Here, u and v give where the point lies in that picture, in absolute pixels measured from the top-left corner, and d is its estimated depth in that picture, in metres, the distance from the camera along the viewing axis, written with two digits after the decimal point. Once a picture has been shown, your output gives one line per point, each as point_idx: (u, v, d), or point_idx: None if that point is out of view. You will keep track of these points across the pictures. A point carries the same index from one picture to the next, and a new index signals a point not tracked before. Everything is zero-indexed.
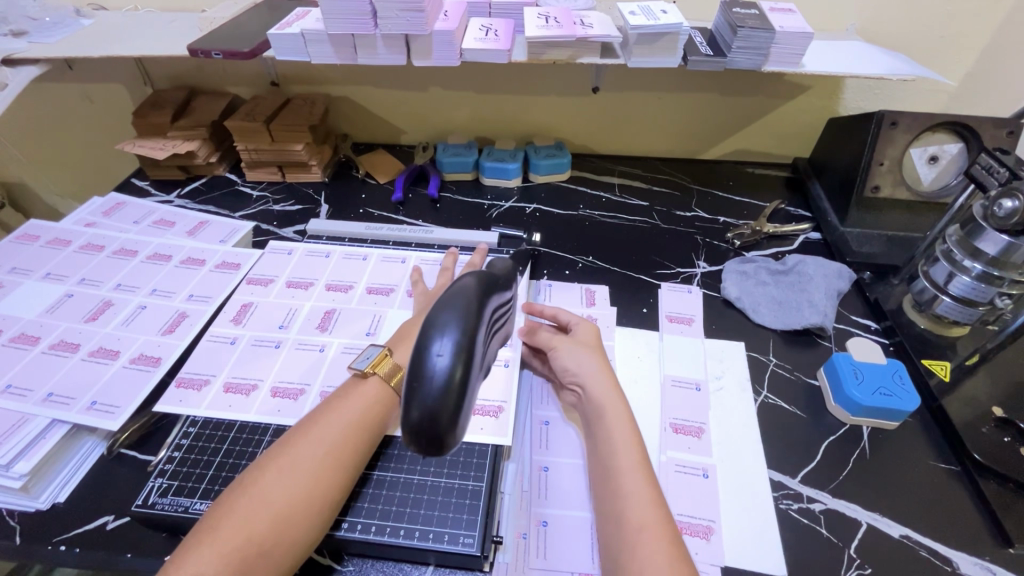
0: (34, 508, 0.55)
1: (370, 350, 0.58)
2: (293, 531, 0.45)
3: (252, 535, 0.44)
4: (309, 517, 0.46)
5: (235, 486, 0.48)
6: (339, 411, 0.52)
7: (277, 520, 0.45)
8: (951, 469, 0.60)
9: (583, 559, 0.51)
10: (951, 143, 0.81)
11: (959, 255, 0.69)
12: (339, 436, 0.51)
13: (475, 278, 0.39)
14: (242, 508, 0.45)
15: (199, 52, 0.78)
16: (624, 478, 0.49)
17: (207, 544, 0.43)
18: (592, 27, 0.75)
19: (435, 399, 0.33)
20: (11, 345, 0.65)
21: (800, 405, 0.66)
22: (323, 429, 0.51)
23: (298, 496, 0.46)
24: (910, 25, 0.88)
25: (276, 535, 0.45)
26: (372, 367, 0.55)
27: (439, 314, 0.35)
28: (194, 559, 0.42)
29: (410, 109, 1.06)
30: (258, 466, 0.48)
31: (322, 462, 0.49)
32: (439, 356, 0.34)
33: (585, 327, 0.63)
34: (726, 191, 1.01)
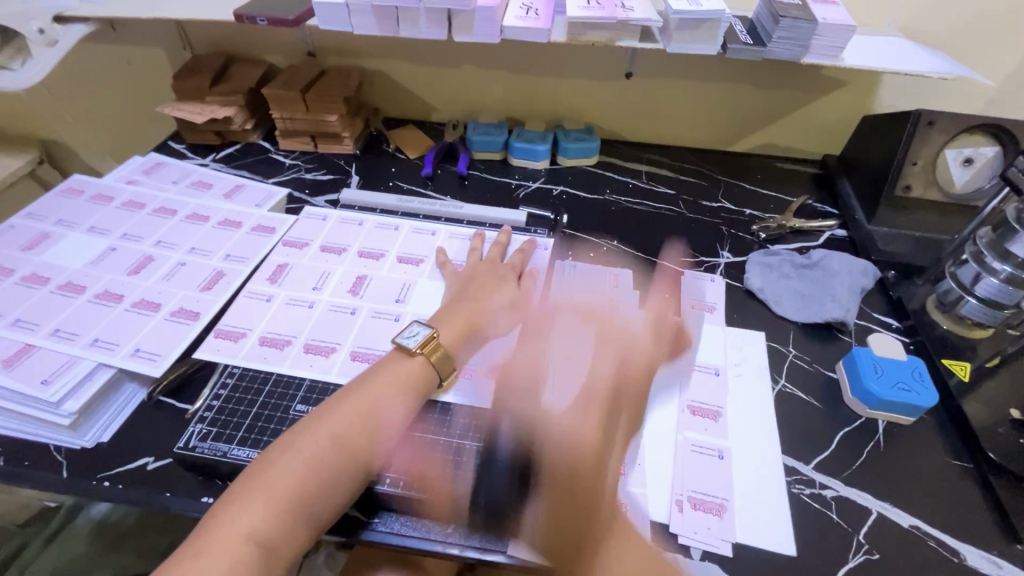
0: (79, 446, 0.58)
1: (414, 327, 0.61)
2: (337, 489, 0.49)
3: (301, 492, 0.47)
4: (350, 480, 0.49)
5: (280, 440, 0.49)
6: (380, 381, 0.55)
7: (324, 481, 0.48)
8: (964, 465, 0.61)
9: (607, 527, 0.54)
10: (987, 146, 0.80)
11: (989, 257, 0.72)
12: (383, 408, 0.53)
13: None
14: (288, 465, 0.47)
15: (244, 18, 0.79)
16: None
17: (257, 497, 0.45)
18: (633, 10, 0.75)
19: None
20: (58, 293, 0.68)
21: (817, 396, 0.67)
22: (366, 396, 0.53)
23: (344, 463, 0.49)
24: (953, 23, 0.87)
25: (323, 495, 0.48)
26: (419, 348, 0.58)
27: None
28: (248, 510, 0.45)
29: (442, 86, 1.07)
30: (304, 424, 0.51)
31: (367, 430, 0.51)
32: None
33: None
34: (754, 184, 1.01)
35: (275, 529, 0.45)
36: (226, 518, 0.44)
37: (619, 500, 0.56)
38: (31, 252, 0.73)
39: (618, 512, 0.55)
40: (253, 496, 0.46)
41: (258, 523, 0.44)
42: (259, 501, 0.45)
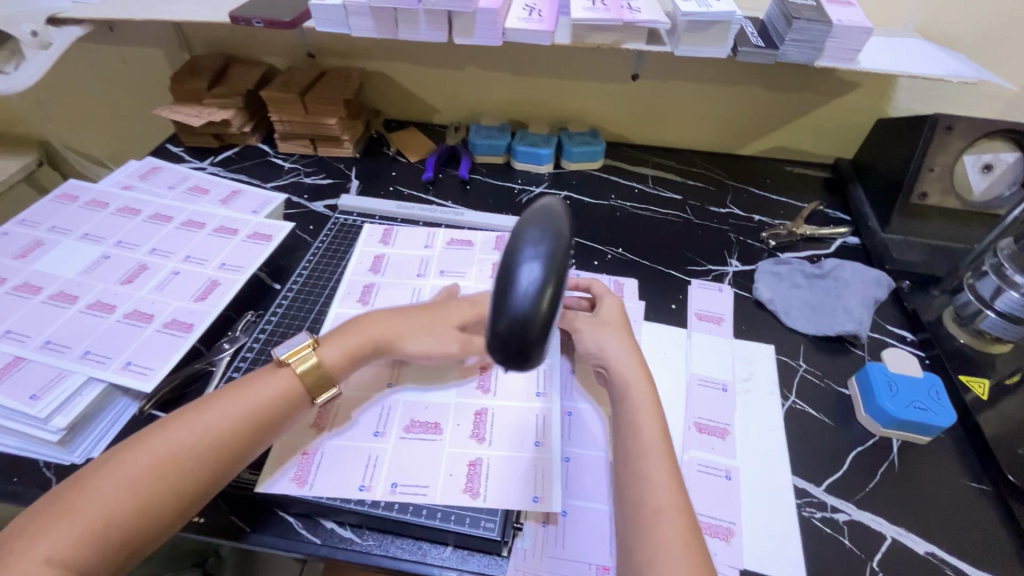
0: (69, 462, 0.57)
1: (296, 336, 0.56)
2: (158, 511, 0.44)
3: (111, 513, 0.43)
4: (175, 499, 0.45)
5: (100, 461, 0.46)
6: (237, 396, 0.50)
7: (151, 507, 0.44)
8: (983, 488, 0.59)
9: (437, 490, 0.52)
10: (1008, 151, 0.77)
11: (1010, 269, 0.68)
12: (232, 423, 0.49)
13: (558, 205, 0.40)
14: (89, 487, 0.43)
15: (240, 20, 0.77)
16: (645, 460, 0.49)
17: (61, 519, 0.42)
18: (639, 12, 0.73)
19: (526, 311, 0.35)
20: (50, 303, 0.67)
21: (828, 413, 0.65)
22: (213, 414, 0.49)
23: (161, 485, 0.45)
24: (973, 24, 0.84)
25: (124, 525, 0.43)
26: (288, 358, 0.54)
27: (524, 240, 0.36)
28: (46, 532, 0.41)
29: (444, 88, 1.05)
30: (128, 444, 0.46)
31: (208, 447, 0.47)
32: (528, 280, 0.35)
33: (611, 305, 0.63)
34: (763, 188, 0.99)
35: (81, 553, 0.41)
36: (28, 542, 0.41)
37: (471, 465, 0.54)
38: (22, 260, 0.71)
39: (449, 479, 0.53)
40: (42, 525, 0.41)
41: (62, 545, 0.41)
42: (62, 524, 0.42)
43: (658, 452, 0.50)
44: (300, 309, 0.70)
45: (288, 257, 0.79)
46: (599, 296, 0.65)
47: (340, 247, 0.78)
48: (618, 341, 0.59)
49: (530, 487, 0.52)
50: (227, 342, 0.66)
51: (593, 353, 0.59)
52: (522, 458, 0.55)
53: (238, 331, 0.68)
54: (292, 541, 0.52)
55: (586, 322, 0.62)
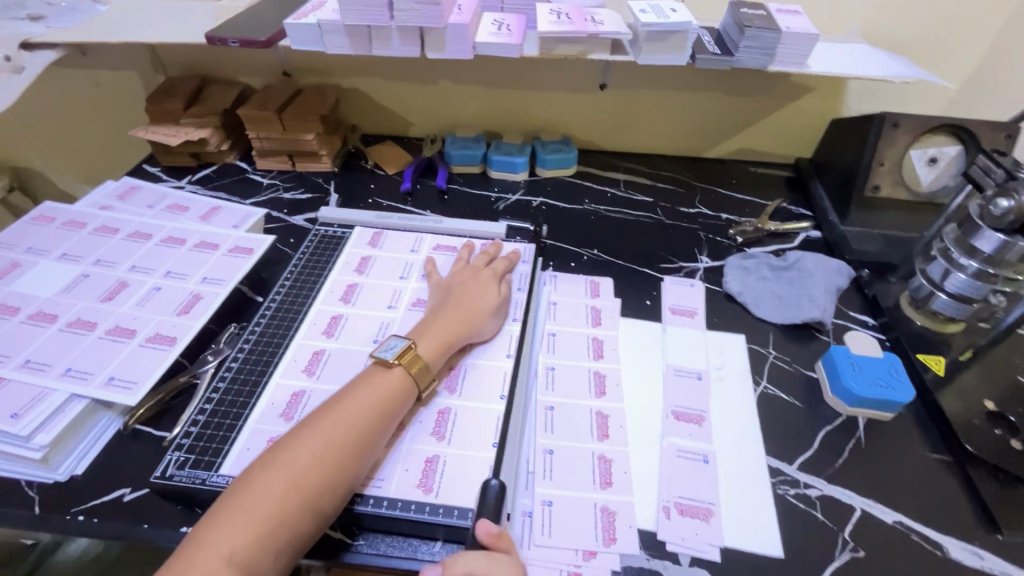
0: (52, 480, 0.57)
1: (392, 340, 0.59)
2: (317, 505, 0.47)
3: (279, 511, 0.46)
4: (332, 486, 0.48)
5: (255, 464, 0.49)
6: (362, 393, 0.54)
7: (311, 495, 0.47)
8: (944, 459, 0.62)
9: (392, 486, 0.53)
10: (950, 145, 0.82)
11: (956, 253, 0.72)
12: (363, 417, 0.52)
13: None
14: (253, 492, 0.46)
15: (216, 40, 0.80)
16: None
17: (233, 518, 0.45)
18: (603, 24, 0.77)
19: None
20: (29, 323, 0.66)
21: (798, 396, 0.68)
22: (348, 411, 0.52)
23: (314, 476, 0.48)
24: (910, 29, 0.91)
25: (300, 513, 0.47)
26: (396, 358, 0.57)
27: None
28: (217, 534, 0.44)
29: (420, 102, 1.08)
30: (278, 446, 0.50)
31: (346, 439, 0.51)
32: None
33: None
34: (730, 189, 1.03)
35: (255, 550, 0.44)
36: (204, 543, 0.43)
37: (429, 461, 0.55)
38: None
39: (402, 476, 0.54)
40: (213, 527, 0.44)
41: (236, 545, 0.43)
42: (236, 525, 0.44)
43: None
44: (285, 316, 0.70)
45: (270, 269, 0.80)
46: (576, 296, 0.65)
47: (322, 257, 0.78)
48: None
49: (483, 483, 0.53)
50: (211, 354, 0.67)
51: None
52: (479, 457, 0.55)
53: (222, 343, 0.69)
54: None
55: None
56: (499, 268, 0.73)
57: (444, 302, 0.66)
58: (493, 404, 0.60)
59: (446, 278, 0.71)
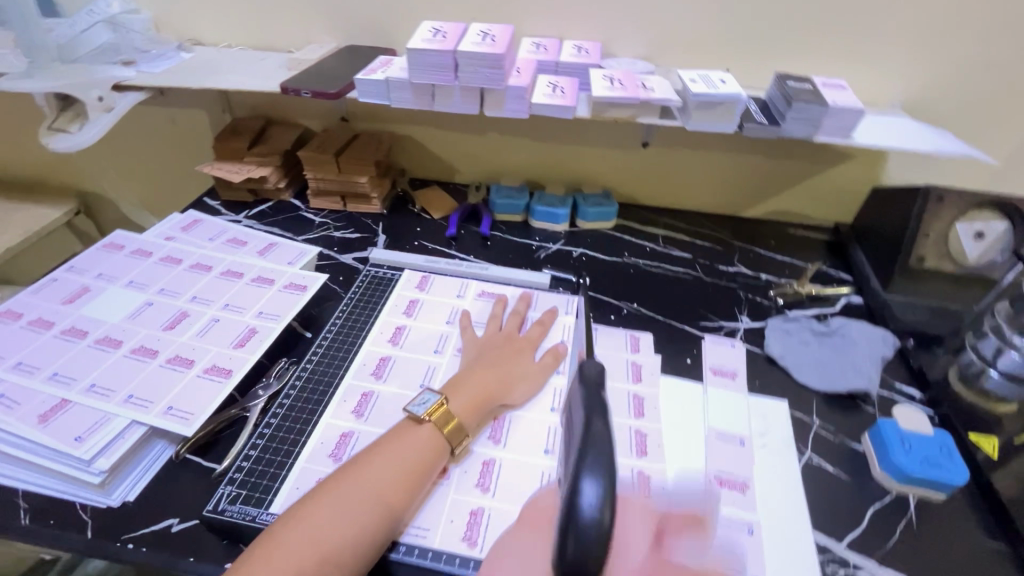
0: (106, 505, 0.58)
1: (425, 394, 0.61)
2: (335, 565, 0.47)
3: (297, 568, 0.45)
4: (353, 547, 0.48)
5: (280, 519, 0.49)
6: (388, 455, 0.54)
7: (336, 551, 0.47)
8: (1001, 547, 0.60)
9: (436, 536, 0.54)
10: (997, 221, 0.82)
11: (1008, 330, 0.74)
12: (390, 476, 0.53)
13: None
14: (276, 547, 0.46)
15: (290, 91, 0.86)
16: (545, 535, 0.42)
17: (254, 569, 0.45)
18: (653, 90, 0.80)
19: None
20: (95, 347, 0.70)
21: (844, 469, 0.67)
22: (377, 469, 0.53)
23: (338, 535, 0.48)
24: (951, 105, 0.93)
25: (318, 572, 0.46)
26: (428, 414, 0.58)
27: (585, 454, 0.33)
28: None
29: (468, 151, 1.12)
30: (307, 500, 0.50)
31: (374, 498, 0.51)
32: (588, 492, 0.30)
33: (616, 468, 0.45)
34: (769, 249, 1.04)
35: None
36: None
37: (472, 514, 0.55)
38: (70, 305, 0.75)
39: (450, 525, 0.54)
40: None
41: None
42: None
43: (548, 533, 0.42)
44: (336, 355, 0.73)
45: (320, 305, 0.83)
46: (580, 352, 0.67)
47: (373, 298, 0.82)
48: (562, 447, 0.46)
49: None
50: (262, 388, 0.69)
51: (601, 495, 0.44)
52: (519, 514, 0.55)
53: (273, 377, 0.71)
54: None
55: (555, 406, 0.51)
56: (534, 335, 0.73)
57: (480, 359, 0.67)
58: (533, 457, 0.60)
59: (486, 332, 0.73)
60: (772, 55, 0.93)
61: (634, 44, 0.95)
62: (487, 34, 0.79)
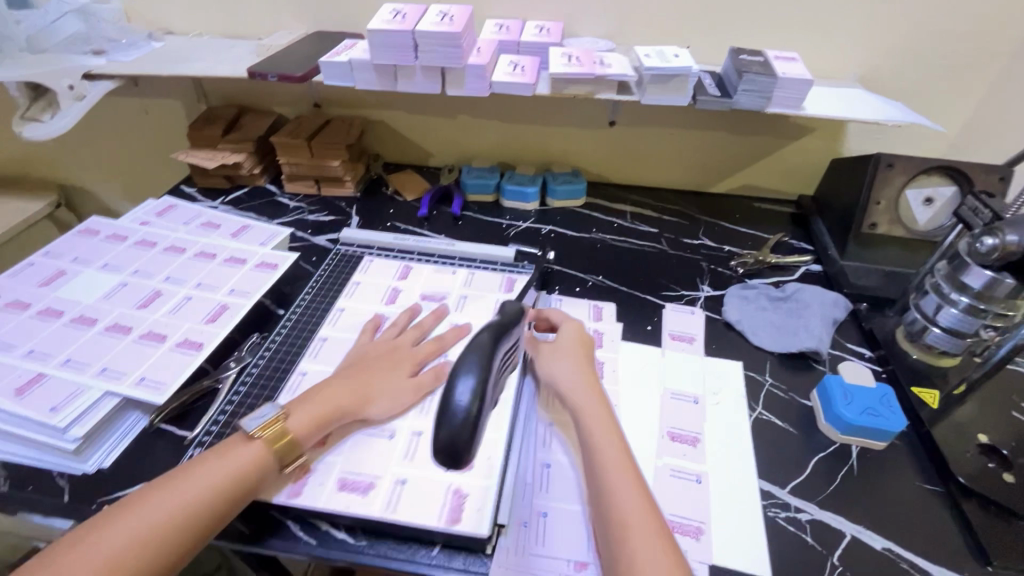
0: (81, 471, 0.61)
1: (263, 408, 0.57)
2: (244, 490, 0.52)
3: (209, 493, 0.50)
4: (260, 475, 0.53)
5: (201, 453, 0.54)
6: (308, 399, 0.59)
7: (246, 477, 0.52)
8: (936, 490, 0.63)
9: (374, 506, 0.55)
10: (945, 186, 0.85)
11: (947, 288, 0.74)
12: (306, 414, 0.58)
13: (488, 332, 0.51)
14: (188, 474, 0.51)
15: (257, 75, 0.88)
16: (607, 473, 0.54)
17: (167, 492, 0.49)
18: (610, 66, 0.83)
19: (460, 419, 0.43)
20: (71, 326, 0.72)
21: (792, 423, 0.70)
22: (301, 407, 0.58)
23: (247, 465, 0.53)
24: (905, 76, 0.96)
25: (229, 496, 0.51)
26: (259, 431, 0.55)
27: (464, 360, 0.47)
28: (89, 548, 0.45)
29: (440, 134, 1.14)
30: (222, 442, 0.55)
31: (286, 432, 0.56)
32: (462, 390, 0.44)
33: (571, 333, 0.69)
34: (734, 223, 1.07)
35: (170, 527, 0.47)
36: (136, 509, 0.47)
37: (453, 493, 0.56)
38: (46, 287, 0.78)
39: (391, 491, 0.57)
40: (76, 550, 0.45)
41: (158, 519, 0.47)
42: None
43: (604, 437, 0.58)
44: (305, 331, 0.76)
45: (292, 284, 0.86)
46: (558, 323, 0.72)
47: (341, 276, 0.85)
48: (577, 386, 0.63)
49: (481, 501, 0.56)
50: (233, 361, 0.72)
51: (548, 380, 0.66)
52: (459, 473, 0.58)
53: (244, 351, 0.74)
54: (291, 543, 0.56)
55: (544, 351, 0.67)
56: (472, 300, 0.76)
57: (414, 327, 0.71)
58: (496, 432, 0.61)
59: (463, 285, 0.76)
60: (730, 31, 0.95)
61: (595, 23, 0.97)
62: (445, 14, 0.81)
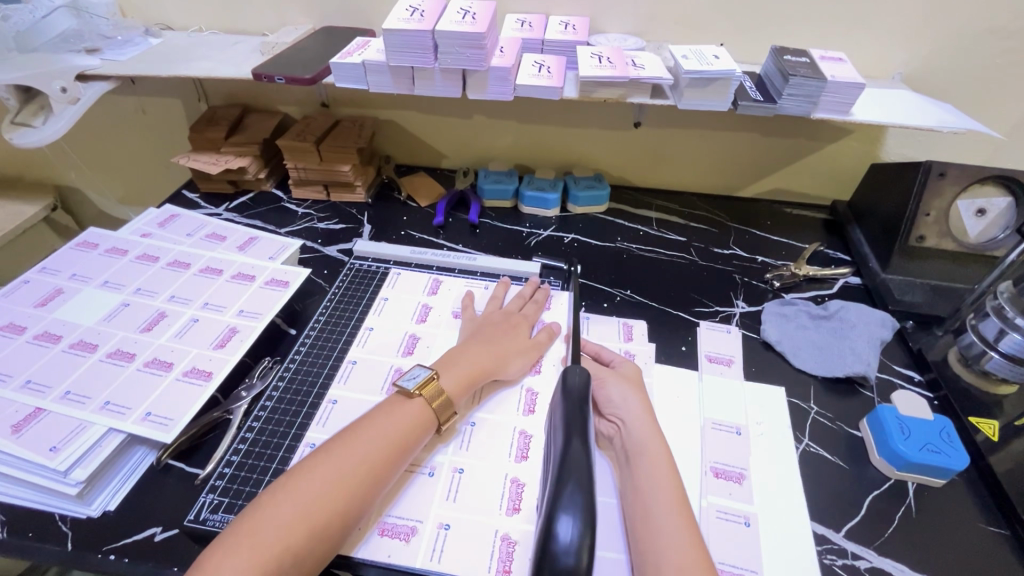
0: (85, 515, 0.56)
1: (415, 370, 0.61)
2: (326, 534, 0.47)
3: (287, 545, 0.45)
4: (338, 517, 0.48)
5: (268, 490, 0.49)
6: (373, 429, 0.54)
7: (327, 516, 0.48)
8: (1002, 532, 0.59)
9: (414, 555, 0.51)
10: (999, 197, 0.81)
11: (1010, 312, 0.72)
12: (373, 448, 0.52)
13: (581, 443, 0.45)
14: (260, 518, 0.46)
15: (263, 77, 0.82)
16: (658, 518, 0.51)
17: (241, 544, 0.45)
18: (643, 69, 0.77)
19: (569, 567, 0.37)
20: (70, 352, 0.67)
21: (842, 456, 0.65)
22: (365, 440, 0.53)
23: (326, 504, 0.48)
24: (953, 76, 0.90)
25: (311, 540, 0.46)
26: (418, 389, 0.58)
27: (563, 492, 0.40)
28: (271, 511, 0.47)
29: (454, 136, 1.09)
30: (288, 478, 0.49)
31: (359, 465, 0.51)
32: (566, 530, 0.38)
33: (628, 366, 0.68)
34: (765, 230, 1.01)
35: None
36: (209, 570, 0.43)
37: (501, 541, 0.52)
38: (43, 308, 0.73)
39: (433, 537, 0.53)
40: (257, 514, 0.47)
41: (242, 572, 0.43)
42: (244, 550, 0.44)
43: (671, 508, 0.52)
44: (319, 354, 0.71)
45: (304, 301, 0.81)
46: (612, 359, 0.70)
47: (357, 292, 0.79)
48: (638, 418, 0.60)
49: (529, 551, 0.52)
50: (245, 389, 0.67)
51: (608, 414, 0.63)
52: (493, 520, 0.54)
53: (256, 377, 0.69)
54: None
55: (608, 374, 0.66)
56: (529, 315, 0.73)
57: (474, 336, 0.67)
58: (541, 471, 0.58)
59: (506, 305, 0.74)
60: (768, 26, 0.89)
61: (623, 20, 0.91)
62: (468, 12, 0.75)
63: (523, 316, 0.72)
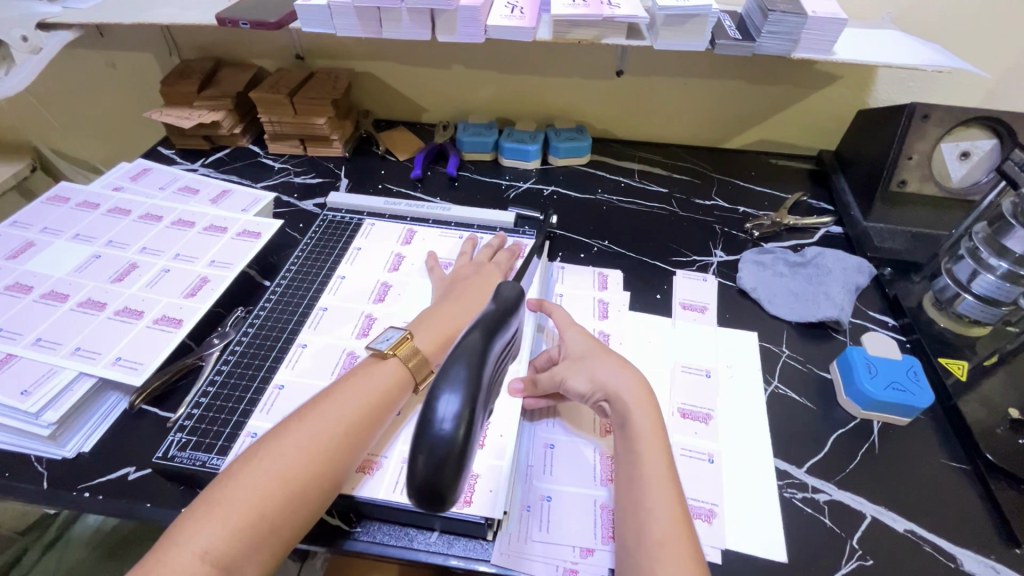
0: (60, 456, 0.58)
1: (388, 333, 0.59)
2: (302, 500, 0.46)
3: (262, 512, 0.44)
4: (314, 483, 0.47)
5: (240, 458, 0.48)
6: (347, 392, 0.52)
7: (302, 482, 0.47)
8: (962, 467, 0.60)
9: (378, 488, 0.53)
10: (985, 139, 0.79)
11: (985, 253, 0.71)
12: (348, 412, 0.51)
13: (480, 332, 0.41)
14: (232, 487, 0.45)
15: (227, 22, 0.79)
16: (645, 490, 0.48)
17: (214, 514, 0.44)
18: (619, 7, 0.74)
19: (445, 442, 0.35)
20: (41, 302, 0.67)
21: (810, 398, 0.66)
22: (338, 405, 0.51)
23: (300, 471, 0.47)
24: (947, 14, 0.86)
25: (287, 507, 0.46)
26: (391, 350, 0.56)
27: (450, 367, 0.38)
28: (243, 481, 0.45)
29: (433, 88, 1.06)
30: (260, 445, 0.48)
31: (334, 430, 0.49)
32: (446, 410, 0.36)
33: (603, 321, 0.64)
34: (748, 181, 1.00)
35: (231, 547, 0.43)
36: (181, 541, 0.42)
37: None
38: (14, 260, 0.72)
39: (398, 471, 0.54)
40: (228, 481, 0.46)
41: (216, 541, 0.42)
42: (215, 518, 0.43)
43: (662, 477, 0.49)
44: (290, 303, 0.71)
45: (278, 254, 0.81)
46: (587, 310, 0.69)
47: (330, 243, 0.79)
48: (616, 369, 0.56)
49: (493, 482, 0.53)
50: (217, 337, 0.68)
51: (588, 387, 0.57)
52: None
53: (228, 326, 0.69)
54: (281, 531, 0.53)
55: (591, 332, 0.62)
56: (503, 265, 0.71)
57: (449, 294, 0.65)
58: (512, 408, 0.59)
59: (476, 256, 0.72)
60: None
61: None
62: None
63: (493, 271, 0.69)
